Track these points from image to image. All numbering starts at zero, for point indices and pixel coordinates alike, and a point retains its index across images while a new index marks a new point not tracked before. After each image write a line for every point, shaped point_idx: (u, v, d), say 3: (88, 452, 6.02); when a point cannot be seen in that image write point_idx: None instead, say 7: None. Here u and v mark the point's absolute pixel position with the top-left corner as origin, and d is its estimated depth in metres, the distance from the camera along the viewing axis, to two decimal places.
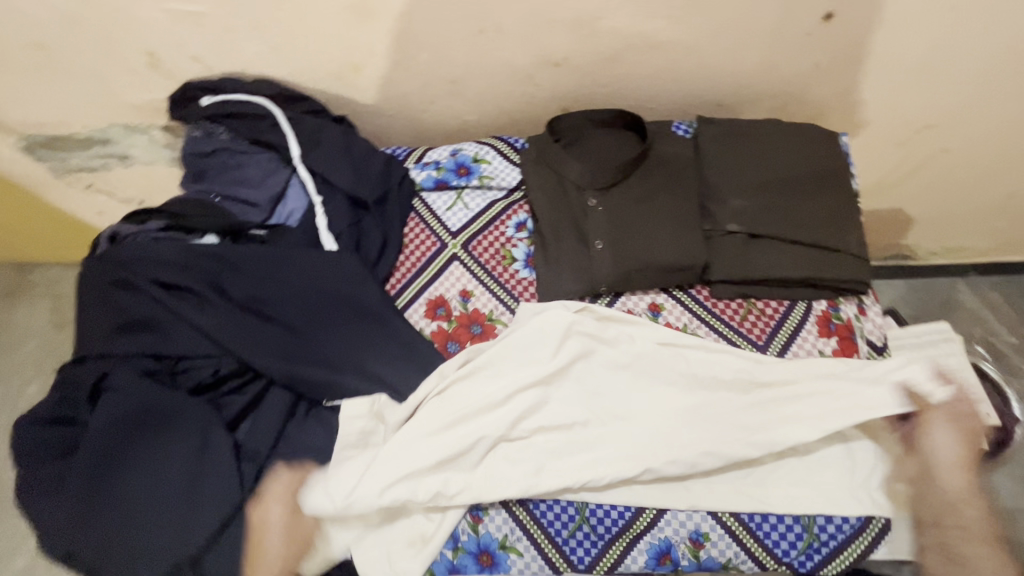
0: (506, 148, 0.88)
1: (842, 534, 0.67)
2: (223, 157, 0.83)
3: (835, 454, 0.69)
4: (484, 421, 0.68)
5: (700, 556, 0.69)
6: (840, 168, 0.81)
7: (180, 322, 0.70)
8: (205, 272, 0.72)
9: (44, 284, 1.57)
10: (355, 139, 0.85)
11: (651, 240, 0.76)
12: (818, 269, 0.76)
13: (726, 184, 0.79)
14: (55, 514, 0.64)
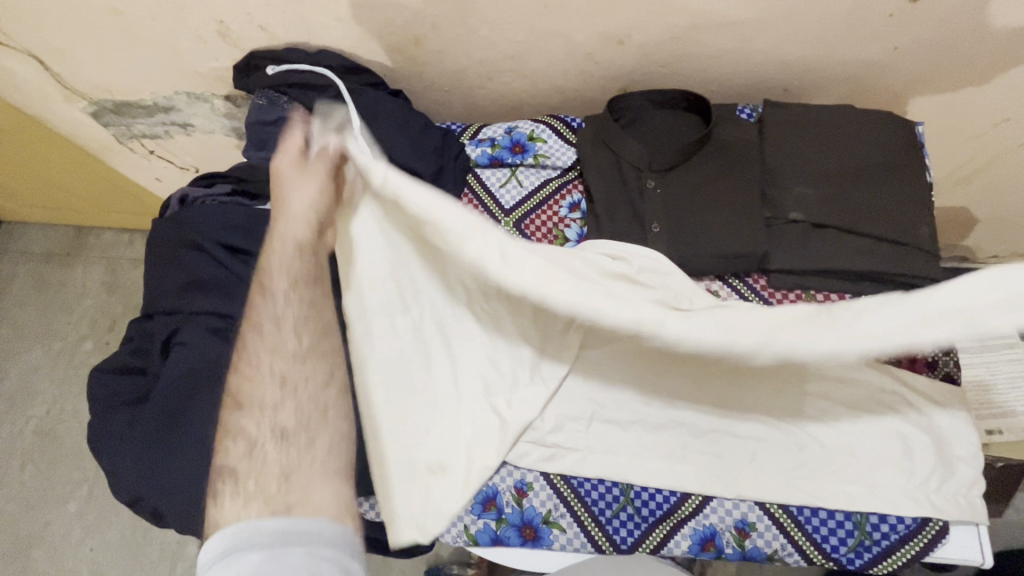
0: (563, 126, 0.87)
1: (895, 535, 0.66)
2: (286, 126, 0.84)
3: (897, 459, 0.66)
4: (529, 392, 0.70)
5: (745, 545, 0.68)
6: (915, 160, 0.77)
7: (243, 284, 0.72)
8: (269, 238, 0.74)
9: (101, 245, 1.64)
10: (413, 112, 0.86)
11: (709, 226, 0.75)
12: (885, 264, 0.73)
13: (791, 172, 0.76)
14: (126, 459, 0.67)
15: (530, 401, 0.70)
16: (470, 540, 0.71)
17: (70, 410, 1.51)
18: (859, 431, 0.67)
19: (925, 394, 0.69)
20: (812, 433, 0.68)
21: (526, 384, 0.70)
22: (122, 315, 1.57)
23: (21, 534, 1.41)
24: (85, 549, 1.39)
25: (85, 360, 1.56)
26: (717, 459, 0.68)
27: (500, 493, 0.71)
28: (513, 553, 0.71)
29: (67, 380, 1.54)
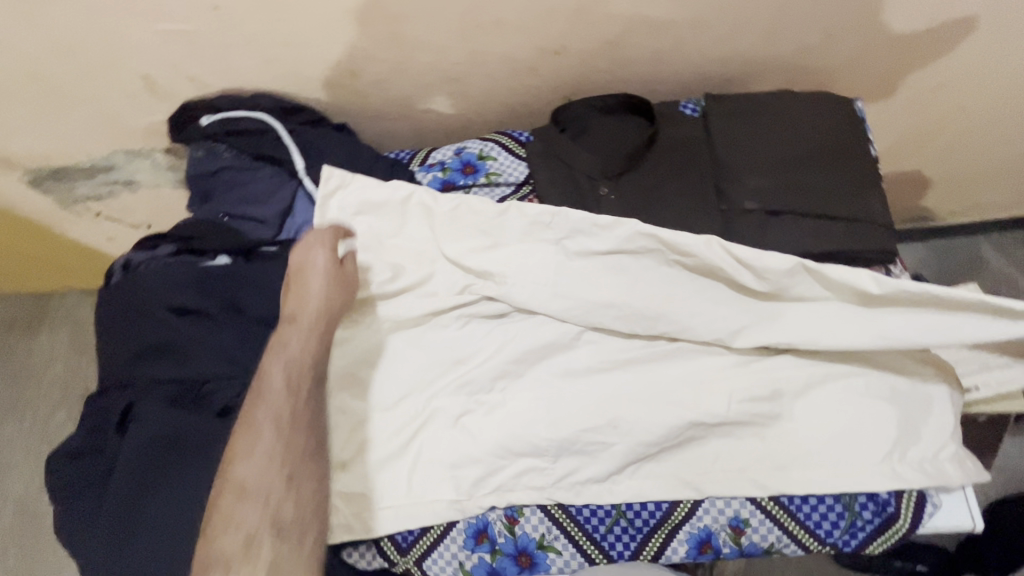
0: (511, 142, 0.87)
1: (884, 512, 0.66)
2: (228, 175, 0.82)
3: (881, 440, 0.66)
4: (510, 420, 0.70)
5: (742, 542, 0.68)
6: (858, 136, 0.78)
7: (198, 344, 0.70)
8: (222, 293, 0.72)
9: (61, 312, 1.59)
10: (359, 146, 0.85)
11: (667, 224, 0.74)
12: (844, 243, 0.73)
13: (740, 163, 0.77)
14: (90, 548, 0.63)
15: (511, 430, 0.69)
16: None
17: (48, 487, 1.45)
18: (841, 417, 0.67)
19: (901, 373, 0.69)
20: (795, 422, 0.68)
21: (505, 412, 0.71)
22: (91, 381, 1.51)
23: None
24: None
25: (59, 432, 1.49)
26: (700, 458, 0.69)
27: (491, 523, 0.69)
28: None
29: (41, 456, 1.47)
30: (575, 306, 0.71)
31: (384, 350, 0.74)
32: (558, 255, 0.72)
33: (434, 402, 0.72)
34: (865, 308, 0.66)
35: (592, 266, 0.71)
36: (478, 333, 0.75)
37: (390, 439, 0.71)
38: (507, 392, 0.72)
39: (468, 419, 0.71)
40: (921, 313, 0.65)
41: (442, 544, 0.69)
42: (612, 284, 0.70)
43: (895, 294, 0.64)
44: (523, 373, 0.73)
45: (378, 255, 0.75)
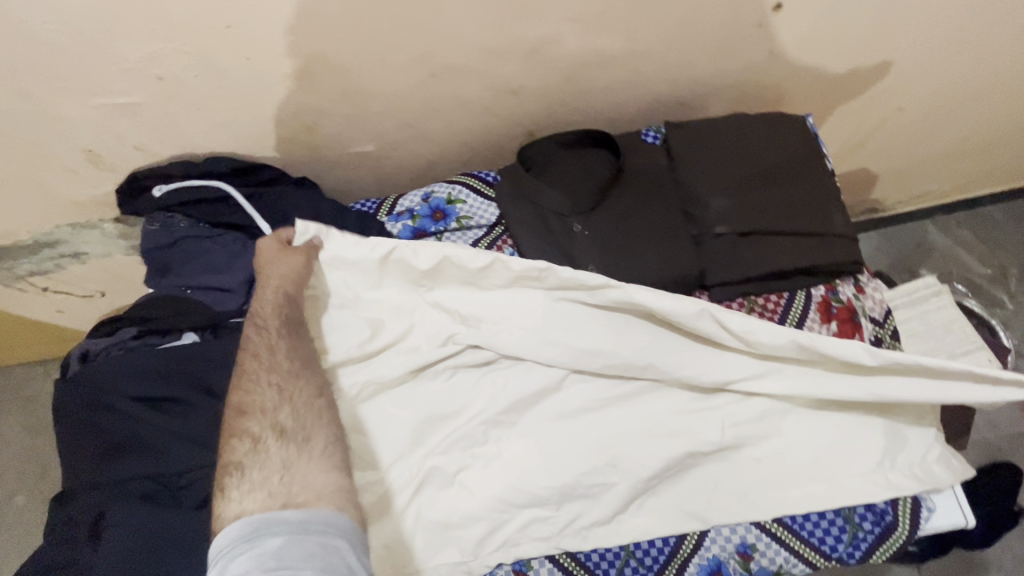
0: (478, 183, 0.86)
1: (883, 522, 0.67)
2: (186, 246, 0.78)
3: (871, 451, 0.68)
4: (509, 471, 0.68)
5: (751, 568, 0.68)
6: (813, 152, 0.81)
7: (170, 435, 0.66)
8: (189, 375, 0.68)
9: (11, 388, 1.47)
10: (323, 202, 0.83)
11: (642, 257, 0.75)
12: (812, 258, 0.76)
13: (705, 188, 0.78)
14: None
15: (511, 481, 0.68)
16: None
17: None
18: (828, 434, 0.69)
19: None
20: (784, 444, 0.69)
21: (502, 463, 0.69)
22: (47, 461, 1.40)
23: None
24: None
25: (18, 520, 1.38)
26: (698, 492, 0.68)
27: None
28: None
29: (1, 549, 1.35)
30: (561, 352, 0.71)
31: (370, 412, 0.71)
32: (544, 301, 0.72)
33: (428, 459, 0.70)
34: (861, 371, 0.68)
35: (580, 313, 0.71)
36: (466, 383, 0.73)
37: (387, 505, 0.68)
38: (501, 442, 0.70)
39: (467, 476, 0.69)
40: (914, 381, 0.66)
41: None
42: (594, 333, 0.71)
43: (891, 364, 0.65)
44: (516, 421, 0.71)
45: (358, 308, 0.73)
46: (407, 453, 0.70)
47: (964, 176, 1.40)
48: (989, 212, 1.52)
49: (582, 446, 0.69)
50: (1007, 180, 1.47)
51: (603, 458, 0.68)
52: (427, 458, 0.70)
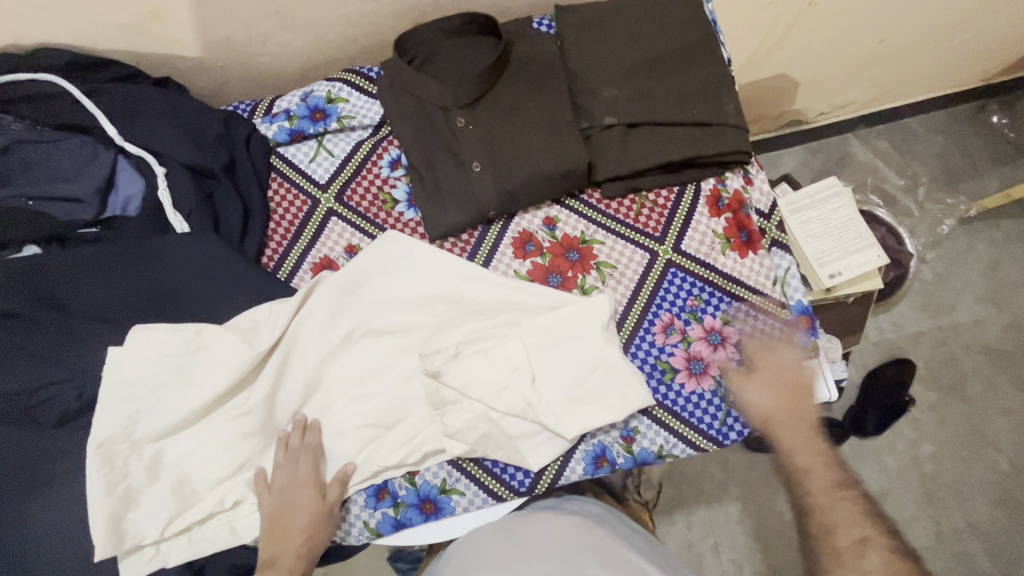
0: (360, 80, 0.79)
1: (754, 405, 0.71)
2: (25, 151, 0.70)
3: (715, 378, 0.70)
4: (390, 384, 0.69)
5: (633, 450, 0.71)
6: (710, 38, 0.78)
7: (9, 352, 0.61)
8: (34, 291, 0.63)
9: None
10: (178, 100, 0.74)
11: (529, 151, 0.72)
12: (702, 149, 0.75)
13: (596, 78, 0.75)
14: None
15: (393, 396, 0.69)
16: (372, 534, 0.69)
17: None
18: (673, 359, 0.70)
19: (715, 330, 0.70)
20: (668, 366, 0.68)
21: (381, 380, 0.69)
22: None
23: None
24: None
25: None
26: (605, 419, 0.67)
27: (391, 479, 0.68)
28: (419, 532, 0.69)
29: None
30: (452, 281, 0.72)
31: (230, 351, 0.65)
32: (444, 277, 0.72)
33: (312, 387, 0.69)
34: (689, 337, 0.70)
35: (481, 280, 0.71)
36: (352, 305, 0.71)
37: (258, 428, 0.67)
38: (387, 370, 0.70)
39: (349, 394, 0.69)
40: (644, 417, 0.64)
41: (343, 510, 0.68)
42: (494, 289, 0.72)
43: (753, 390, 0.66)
44: (401, 350, 0.70)
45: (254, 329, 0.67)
46: (288, 384, 0.69)
47: (884, 85, 1.39)
48: (907, 123, 1.54)
49: (461, 359, 0.69)
50: (926, 92, 1.49)
51: (483, 367, 0.69)
52: (303, 382, 0.69)
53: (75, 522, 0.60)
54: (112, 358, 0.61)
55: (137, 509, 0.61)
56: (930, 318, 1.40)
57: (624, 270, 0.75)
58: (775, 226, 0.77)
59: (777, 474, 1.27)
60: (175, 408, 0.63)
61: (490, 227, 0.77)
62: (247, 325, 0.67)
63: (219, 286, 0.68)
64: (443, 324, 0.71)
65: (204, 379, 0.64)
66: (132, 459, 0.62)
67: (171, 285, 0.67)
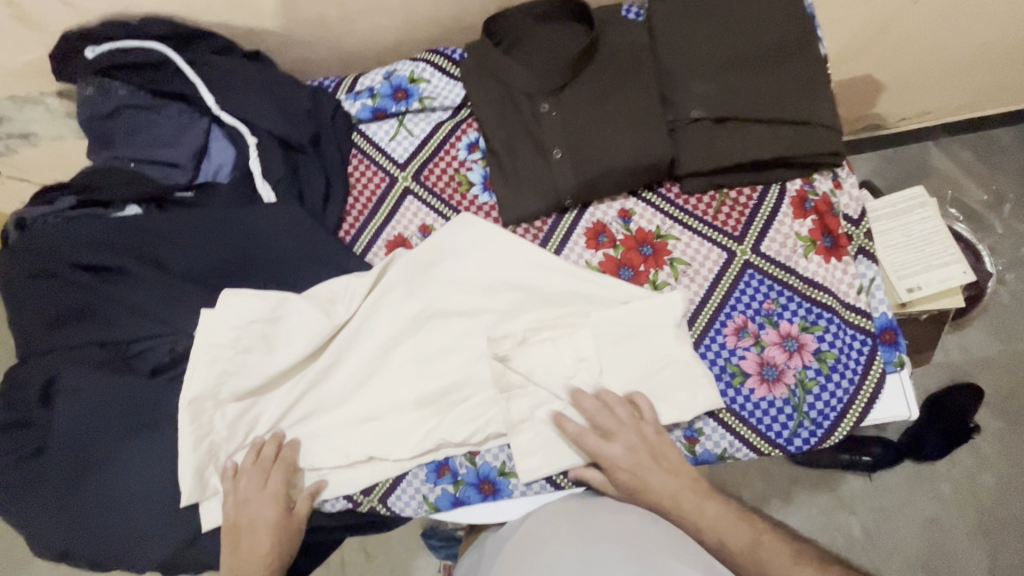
0: (443, 61, 0.80)
1: (832, 417, 0.69)
2: (129, 116, 0.74)
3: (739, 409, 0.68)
4: (457, 365, 0.70)
5: (696, 451, 0.70)
6: (809, 32, 0.74)
7: (112, 304, 0.66)
8: (136, 248, 0.67)
9: None
10: (271, 73, 0.76)
11: (611, 141, 0.71)
12: (792, 148, 0.72)
13: (685, 69, 0.73)
14: (40, 510, 0.63)
15: (459, 376, 0.69)
16: (431, 508, 0.70)
17: None
18: None
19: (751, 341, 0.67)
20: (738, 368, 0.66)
21: (448, 361, 0.70)
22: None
23: None
24: None
25: None
26: (667, 415, 0.67)
27: (452, 457, 0.70)
28: (476, 511, 0.70)
29: None
30: (525, 267, 0.72)
31: (306, 321, 0.67)
32: (516, 262, 0.72)
33: (380, 361, 0.70)
34: None
35: (553, 268, 0.71)
36: (423, 282, 0.71)
37: (330, 396, 0.69)
38: (454, 351, 0.70)
39: (416, 371, 0.70)
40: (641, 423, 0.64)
41: (405, 482, 0.69)
42: (565, 279, 0.72)
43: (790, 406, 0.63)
44: (469, 333, 0.70)
45: (332, 301, 0.69)
46: (357, 356, 0.70)
47: (981, 92, 1.30)
48: (998, 133, 1.44)
49: (533, 347, 0.69)
50: None
51: (551, 356, 0.69)
52: (373, 355, 0.70)
53: (161, 469, 0.64)
54: (205, 319, 0.65)
55: (221, 459, 0.66)
56: (1006, 343, 1.32)
57: (698, 269, 0.73)
58: (863, 234, 0.74)
59: (824, 490, 1.24)
60: (258, 371, 0.66)
61: (565, 216, 0.76)
62: (324, 296, 0.69)
63: (300, 258, 0.70)
64: (512, 309, 0.71)
65: (284, 345, 0.67)
66: (217, 416, 0.66)
67: (258, 253, 0.69)
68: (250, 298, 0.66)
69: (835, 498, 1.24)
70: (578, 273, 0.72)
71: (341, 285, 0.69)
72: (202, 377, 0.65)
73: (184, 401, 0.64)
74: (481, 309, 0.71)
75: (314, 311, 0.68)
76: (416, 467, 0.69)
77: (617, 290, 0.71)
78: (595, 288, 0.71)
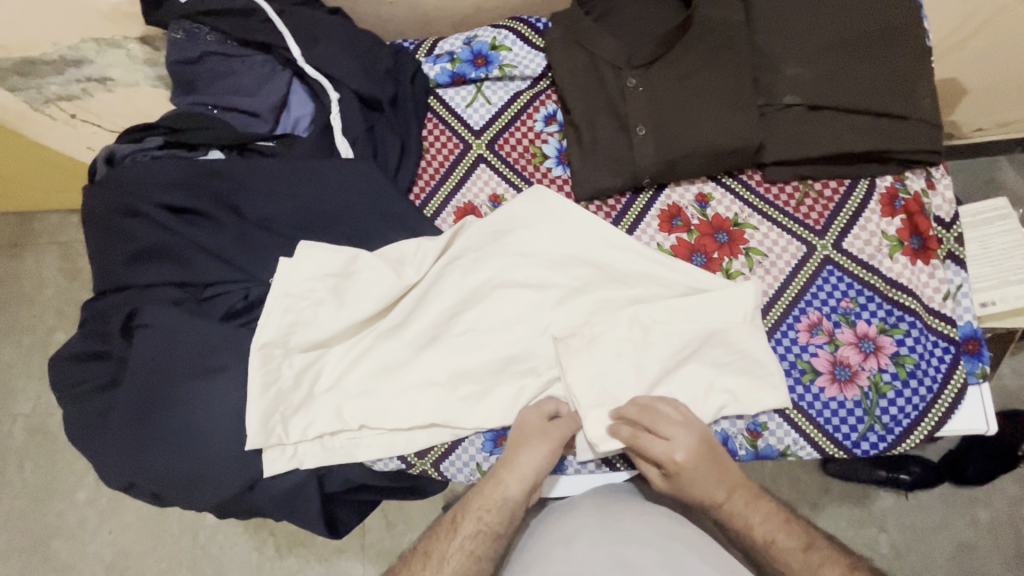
0: (526, 29, 0.78)
1: (904, 423, 0.66)
2: (213, 63, 0.74)
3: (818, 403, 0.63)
4: (521, 337, 0.69)
5: (758, 445, 0.68)
6: (916, 23, 0.71)
7: (191, 245, 0.67)
8: (214, 193, 0.67)
9: (47, 232, 1.38)
10: (355, 31, 0.76)
11: (697, 121, 0.69)
12: (887, 142, 0.69)
13: (781, 52, 0.70)
14: (109, 441, 0.64)
15: (523, 349, 0.69)
16: (483, 476, 0.69)
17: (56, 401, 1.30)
18: None
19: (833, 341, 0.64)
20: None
21: (514, 333, 0.69)
22: (32, 302, 1.35)
23: (37, 532, 1.23)
24: (105, 534, 1.22)
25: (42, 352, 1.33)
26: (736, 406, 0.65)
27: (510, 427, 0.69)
28: None
29: (27, 383, 1.31)
30: (598, 244, 0.70)
31: (376, 279, 0.68)
32: (590, 238, 0.70)
33: (444, 327, 0.69)
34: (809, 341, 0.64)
35: (627, 248, 0.70)
36: (493, 251, 0.70)
37: (392, 358, 0.68)
38: (521, 324, 0.69)
39: (480, 340, 0.69)
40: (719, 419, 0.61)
41: (459, 448, 0.69)
42: (639, 259, 0.70)
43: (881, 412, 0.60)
44: (536, 307, 0.69)
45: (402, 262, 0.69)
46: (422, 319, 0.69)
47: None
48: None
49: (602, 327, 0.67)
50: None
51: (620, 337, 0.67)
52: (438, 320, 0.69)
53: (226, 414, 0.64)
54: (284, 267, 0.67)
55: (285, 409, 0.66)
56: None
57: (775, 260, 0.71)
58: (953, 238, 0.71)
59: (856, 506, 1.11)
60: (330, 329, 0.67)
61: (639, 196, 0.75)
62: (394, 256, 0.69)
63: (372, 216, 0.70)
64: (580, 286, 0.70)
65: (354, 301, 0.67)
66: (285, 365, 0.67)
67: (333, 207, 0.69)
68: (324, 252, 0.68)
69: (864, 515, 1.10)
70: (652, 254, 0.70)
71: (411, 247, 0.69)
72: (274, 326, 0.66)
73: (255, 345, 0.65)
74: (550, 282, 0.70)
75: (384, 270, 0.68)
76: (472, 436, 0.69)
77: (694, 277, 0.69)
78: (669, 272, 0.69)
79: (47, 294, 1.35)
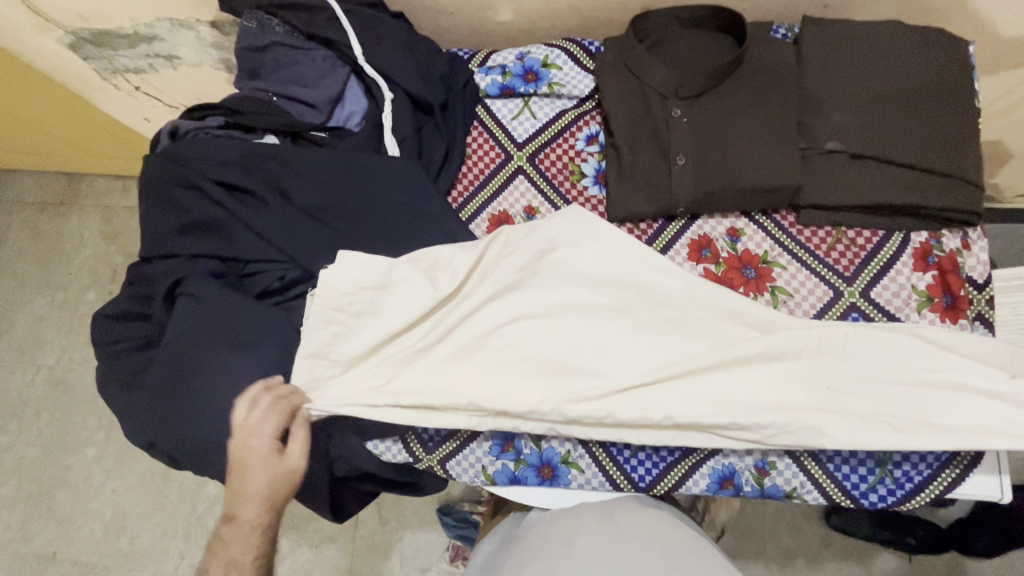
0: (579, 50, 0.80)
1: (916, 480, 0.66)
2: (279, 53, 0.78)
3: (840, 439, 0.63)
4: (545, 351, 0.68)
5: (764, 483, 0.68)
6: (965, 84, 0.71)
7: (240, 224, 0.70)
8: (267, 175, 0.71)
9: (93, 194, 1.44)
10: (415, 36, 0.79)
11: (738, 157, 0.70)
12: (925, 199, 0.69)
13: (829, 98, 0.71)
14: (138, 400, 0.68)
15: None
16: (487, 480, 0.71)
17: (79, 357, 1.34)
18: None
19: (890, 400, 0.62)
20: (867, 411, 0.63)
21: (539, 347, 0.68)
22: (69, 261, 1.41)
23: (44, 481, 1.27)
24: (107, 492, 1.25)
25: (74, 307, 1.38)
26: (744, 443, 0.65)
27: (520, 435, 0.70)
28: (532, 492, 0.71)
29: (55, 338, 1.36)
30: (632, 265, 0.70)
31: (407, 274, 0.69)
32: (625, 259, 0.71)
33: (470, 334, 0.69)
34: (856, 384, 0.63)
35: (660, 273, 0.70)
36: (524, 262, 0.72)
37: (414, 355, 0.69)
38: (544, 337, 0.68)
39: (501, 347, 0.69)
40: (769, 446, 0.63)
41: (468, 448, 0.71)
42: (672, 284, 0.70)
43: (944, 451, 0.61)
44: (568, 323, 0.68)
45: (432, 262, 0.71)
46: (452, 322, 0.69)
47: None
48: None
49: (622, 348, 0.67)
50: None
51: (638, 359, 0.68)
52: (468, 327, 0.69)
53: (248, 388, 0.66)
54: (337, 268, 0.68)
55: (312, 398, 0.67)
56: None
57: (800, 302, 0.71)
58: (984, 300, 0.70)
59: (854, 561, 1.08)
60: (358, 315, 0.69)
61: (671, 223, 0.76)
62: (427, 259, 0.71)
63: (408, 215, 0.72)
64: (614, 305, 0.69)
65: (390, 296, 0.69)
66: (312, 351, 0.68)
67: (374, 202, 0.72)
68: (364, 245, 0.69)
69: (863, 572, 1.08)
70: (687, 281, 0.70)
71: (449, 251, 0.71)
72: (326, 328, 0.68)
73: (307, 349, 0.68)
74: (583, 298, 0.69)
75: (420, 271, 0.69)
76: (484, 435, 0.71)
77: (725, 309, 0.69)
78: (699, 302, 0.69)
79: (85, 254, 1.40)
